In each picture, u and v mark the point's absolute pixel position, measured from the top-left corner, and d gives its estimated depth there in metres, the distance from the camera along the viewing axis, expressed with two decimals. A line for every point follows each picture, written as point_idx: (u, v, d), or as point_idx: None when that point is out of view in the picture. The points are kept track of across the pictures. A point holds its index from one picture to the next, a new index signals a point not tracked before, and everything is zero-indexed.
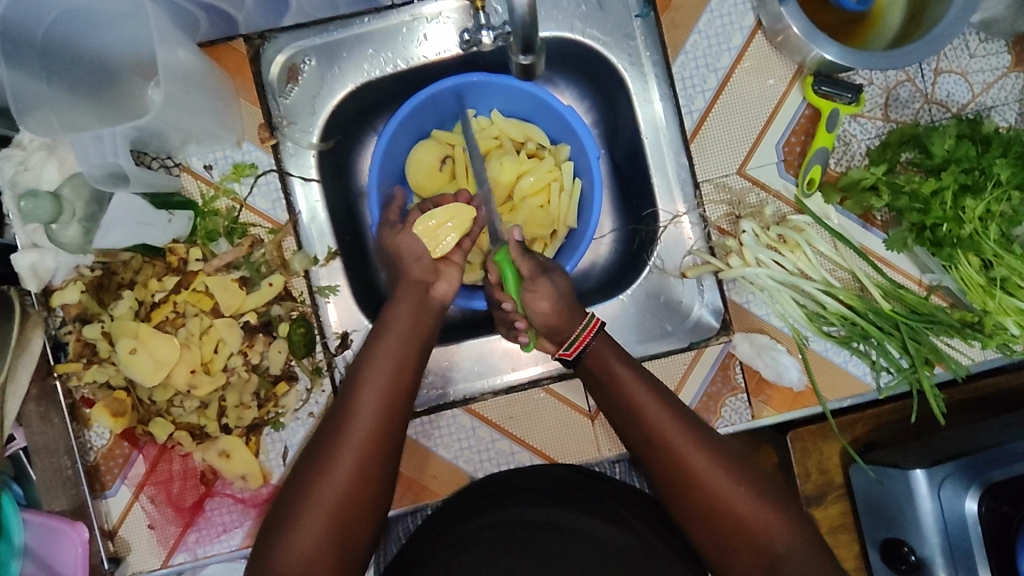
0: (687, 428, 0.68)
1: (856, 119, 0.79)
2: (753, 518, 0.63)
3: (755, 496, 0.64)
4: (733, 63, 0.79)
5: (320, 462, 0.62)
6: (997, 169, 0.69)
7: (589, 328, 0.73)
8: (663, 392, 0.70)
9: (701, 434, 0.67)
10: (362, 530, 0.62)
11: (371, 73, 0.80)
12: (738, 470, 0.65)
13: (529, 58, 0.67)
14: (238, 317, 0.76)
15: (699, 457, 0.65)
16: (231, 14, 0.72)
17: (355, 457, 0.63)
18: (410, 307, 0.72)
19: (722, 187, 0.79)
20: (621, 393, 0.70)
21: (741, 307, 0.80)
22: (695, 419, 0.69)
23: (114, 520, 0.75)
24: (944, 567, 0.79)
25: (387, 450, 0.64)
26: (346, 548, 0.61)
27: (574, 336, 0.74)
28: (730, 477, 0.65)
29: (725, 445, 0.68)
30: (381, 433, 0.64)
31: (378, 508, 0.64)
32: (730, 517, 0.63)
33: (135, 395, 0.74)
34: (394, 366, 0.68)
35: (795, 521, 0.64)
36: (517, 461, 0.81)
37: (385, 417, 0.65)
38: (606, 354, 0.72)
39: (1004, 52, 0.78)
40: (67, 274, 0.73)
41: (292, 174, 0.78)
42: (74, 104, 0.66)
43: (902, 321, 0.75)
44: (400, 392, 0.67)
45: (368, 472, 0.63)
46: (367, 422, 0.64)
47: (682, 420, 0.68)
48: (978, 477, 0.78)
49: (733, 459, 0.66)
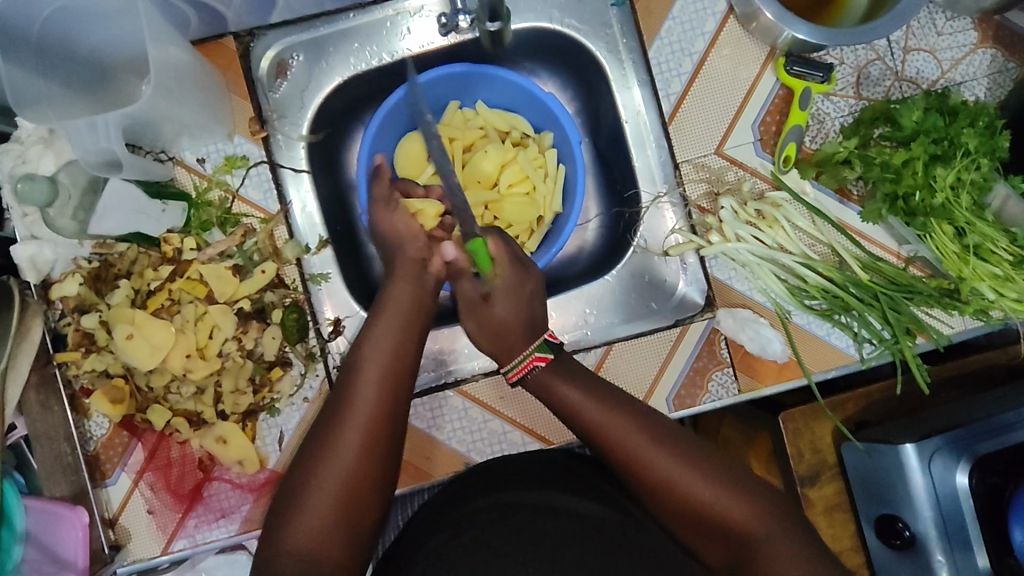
0: (648, 437, 0.67)
1: (829, 98, 0.81)
2: (726, 517, 0.64)
3: (725, 493, 0.65)
4: (707, 47, 0.81)
5: (322, 446, 0.64)
6: (964, 138, 0.71)
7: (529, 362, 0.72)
8: (621, 404, 0.70)
9: (664, 442, 0.67)
10: (366, 517, 0.64)
11: (357, 66, 0.82)
12: (706, 470, 0.66)
13: (497, 24, 0.69)
14: (232, 304, 0.77)
15: (664, 467, 0.65)
16: (221, 11, 0.74)
17: (357, 436, 0.64)
18: (408, 288, 0.74)
19: (701, 167, 0.81)
20: (574, 412, 0.70)
21: (723, 283, 0.81)
22: (657, 425, 0.69)
23: (114, 508, 0.76)
24: (938, 541, 0.81)
25: (385, 435, 0.66)
26: (358, 524, 0.63)
27: (513, 363, 0.73)
28: (698, 478, 0.65)
29: (684, 447, 0.67)
30: (384, 412, 0.66)
31: (381, 492, 0.65)
32: (704, 512, 0.65)
33: (133, 382, 0.76)
34: (392, 348, 0.70)
35: (770, 509, 0.64)
36: (509, 441, 0.81)
37: (380, 404, 0.66)
38: (553, 379, 0.72)
39: (970, 29, 0.81)
40: (65, 266, 0.75)
41: (283, 166, 0.80)
42: (70, 98, 0.69)
43: (881, 292, 0.77)
44: (391, 386, 0.68)
45: (375, 448, 0.65)
46: (368, 403, 0.66)
47: (640, 430, 0.68)
48: (967, 450, 0.80)
49: (694, 454, 0.67)
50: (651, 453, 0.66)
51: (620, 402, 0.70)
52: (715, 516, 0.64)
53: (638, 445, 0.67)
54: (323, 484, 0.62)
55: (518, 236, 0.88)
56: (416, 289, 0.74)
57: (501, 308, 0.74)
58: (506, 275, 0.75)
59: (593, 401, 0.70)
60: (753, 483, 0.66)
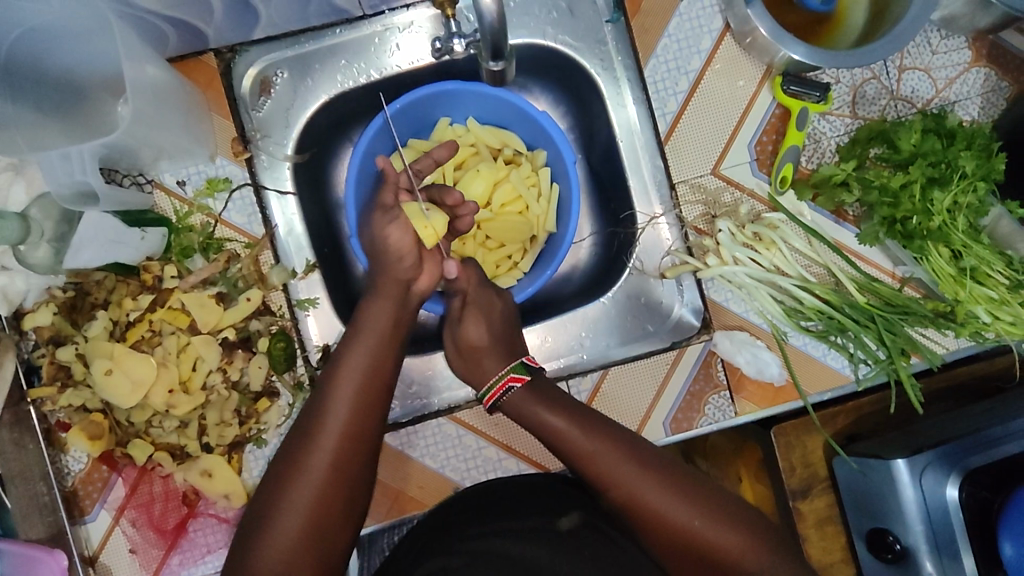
0: (622, 452, 0.67)
1: (825, 117, 0.80)
2: (711, 544, 0.63)
3: (710, 520, 0.64)
4: (703, 65, 0.80)
5: (292, 460, 0.63)
6: (962, 162, 0.70)
7: (503, 383, 0.72)
8: (607, 427, 0.69)
9: (647, 468, 0.66)
10: (336, 540, 0.62)
11: (345, 84, 0.79)
12: (691, 496, 0.65)
13: (501, 64, 0.67)
14: (216, 334, 0.75)
15: (650, 495, 0.65)
16: (200, 29, 0.71)
17: (326, 455, 0.63)
18: (389, 304, 0.71)
19: (698, 187, 0.80)
20: (547, 428, 0.70)
21: (719, 305, 0.80)
22: (645, 452, 0.68)
23: (95, 545, 0.73)
24: (929, 555, 0.81)
25: (359, 456, 0.64)
26: (328, 543, 0.62)
27: (488, 386, 0.74)
28: (686, 503, 0.65)
29: (656, 463, 0.67)
30: (353, 428, 0.64)
31: (353, 513, 0.64)
32: (673, 529, 0.64)
33: (113, 417, 0.73)
34: (368, 364, 0.67)
35: (757, 537, 0.64)
36: (504, 467, 0.79)
37: (355, 424, 0.65)
38: (534, 403, 0.71)
39: (964, 48, 0.80)
40: (38, 295, 0.71)
41: (267, 187, 0.77)
42: (40, 123, 0.65)
43: (877, 314, 0.77)
44: (368, 405, 0.66)
45: (343, 469, 0.63)
46: (340, 422, 0.64)
47: (617, 445, 0.68)
48: (958, 464, 0.79)
49: (665, 470, 0.67)
50: (624, 468, 0.66)
51: (598, 421, 0.70)
52: (700, 543, 0.64)
53: (623, 473, 0.66)
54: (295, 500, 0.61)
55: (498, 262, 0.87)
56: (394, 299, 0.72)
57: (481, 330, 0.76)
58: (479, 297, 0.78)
59: (568, 416, 0.70)
60: (727, 500, 0.66)
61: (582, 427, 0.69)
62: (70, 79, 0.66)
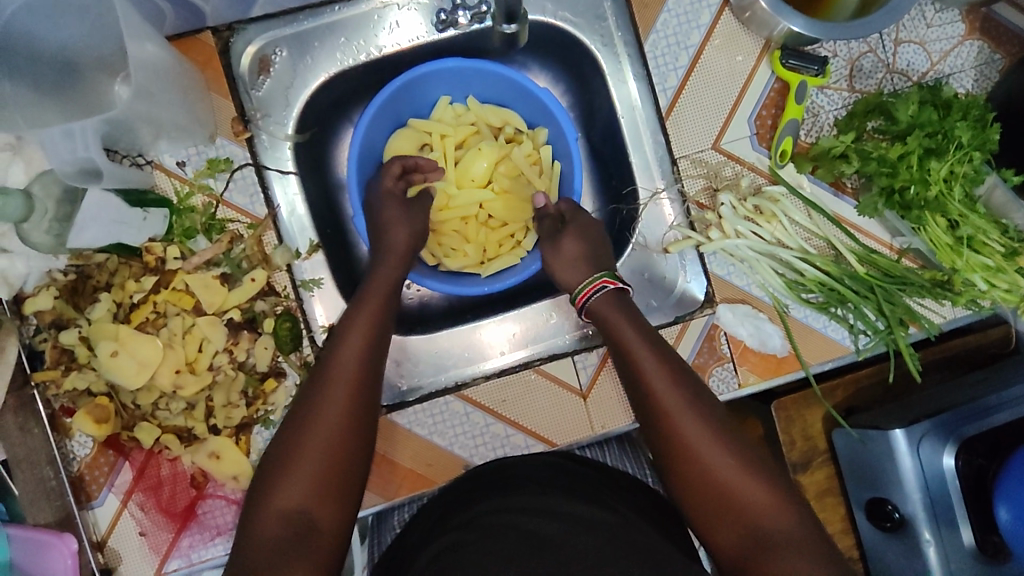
0: (680, 387, 0.66)
1: (823, 91, 0.81)
2: (741, 498, 0.60)
3: (743, 469, 0.61)
4: (703, 40, 0.80)
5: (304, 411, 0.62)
6: (958, 132, 0.71)
7: (593, 285, 0.73)
8: (673, 362, 0.68)
9: (700, 403, 0.65)
10: (341, 496, 0.60)
11: (344, 62, 0.79)
12: (732, 442, 0.63)
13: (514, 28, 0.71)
14: (222, 314, 0.74)
15: (698, 436, 0.63)
16: (198, 6, 0.70)
17: (335, 412, 0.62)
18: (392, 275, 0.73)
19: (699, 162, 0.81)
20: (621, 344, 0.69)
21: (722, 279, 0.81)
22: (704, 397, 0.66)
23: (102, 530, 0.72)
24: (926, 522, 0.82)
25: (360, 412, 0.63)
26: (333, 499, 0.59)
27: (579, 289, 0.74)
28: (730, 457, 0.62)
29: (714, 411, 0.65)
30: (359, 387, 0.63)
31: (357, 472, 0.62)
32: (708, 478, 0.61)
33: (118, 400, 0.72)
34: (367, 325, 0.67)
35: (788, 502, 0.60)
36: (513, 444, 0.80)
37: (355, 380, 0.64)
38: (618, 315, 0.71)
39: (957, 21, 0.81)
40: (38, 279, 0.71)
41: (268, 167, 0.77)
42: (38, 100, 0.64)
43: (876, 284, 0.78)
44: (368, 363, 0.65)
45: (346, 423, 0.61)
46: (343, 376, 0.63)
47: (679, 380, 0.66)
48: (953, 434, 0.81)
49: (718, 421, 0.64)
50: (680, 400, 0.64)
51: (667, 354, 0.68)
52: (729, 494, 0.60)
53: (676, 406, 0.64)
54: (315, 450, 0.59)
55: (484, 248, 0.86)
56: (400, 270, 0.74)
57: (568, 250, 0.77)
58: (579, 216, 0.79)
59: (643, 336, 0.69)
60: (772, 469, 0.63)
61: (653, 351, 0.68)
62: (68, 56, 0.65)
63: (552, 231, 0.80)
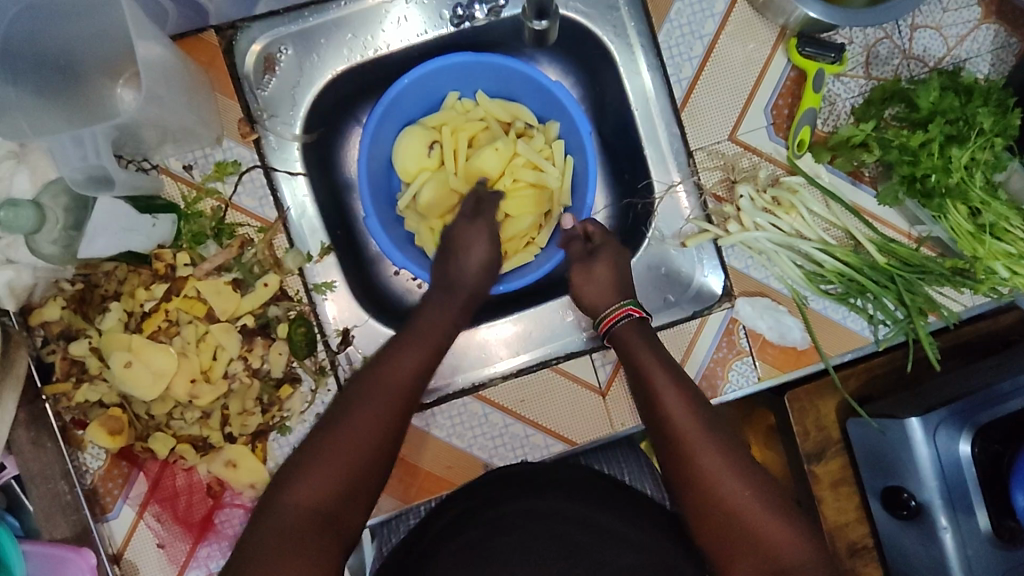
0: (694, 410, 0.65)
1: (839, 79, 0.79)
2: (752, 528, 0.60)
3: (755, 498, 0.61)
4: (717, 29, 0.79)
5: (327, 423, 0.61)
6: (980, 118, 0.70)
7: (618, 311, 0.72)
8: (690, 387, 0.67)
9: (714, 429, 0.64)
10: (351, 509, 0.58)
11: (352, 58, 0.77)
12: (747, 474, 0.62)
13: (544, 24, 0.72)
14: (235, 321, 0.73)
15: (711, 462, 0.62)
16: (202, 4, 0.68)
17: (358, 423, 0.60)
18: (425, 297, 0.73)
19: (715, 154, 0.79)
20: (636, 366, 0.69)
21: (740, 272, 0.80)
22: (719, 424, 0.65)
23: (118, 542, 0.71)
24: (944, 510, 0.81)
25: (384, 428, 0.61)
26: (342, 511, 0.58)
27: (603, 315, 0.73)
28: (742, 486, 0.61)
29: (731, 439, 0.64)
30: (386, 405, 0.62)
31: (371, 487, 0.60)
32: (719, 505, 0.61)
33: (132, 410, 0.71)
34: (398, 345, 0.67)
35: (800, 538, 0.60)
36: (532, 444, 0.79)
37: (382, 397, 0.63)
38: (637, 339, 0.70)
39: (973, 5, 0.80)
40: (46, 289, 0.69)
41: (277, 168, 0.75)
42: (41, 106, 0.62)
43: (896, 274, 0.77)
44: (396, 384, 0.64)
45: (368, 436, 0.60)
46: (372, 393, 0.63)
47: (694, 404, 0.66)
48: (967, 422, 0.80)
49: (733, 449, 0.64)
50: (694, 424, 0.64)
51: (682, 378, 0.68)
52: (740, 522, 0.60)
53: (690, 428, 0.64)
54: (335, 455, 0.58)
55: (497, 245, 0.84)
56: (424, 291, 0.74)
57: (601, 273, 0.75)
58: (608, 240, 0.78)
59: (656, 357, 0.68)
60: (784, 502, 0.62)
61: (670, 374, 0.67)
62: (70, 59, 0.63)
63: (584, 254, 0.78)
